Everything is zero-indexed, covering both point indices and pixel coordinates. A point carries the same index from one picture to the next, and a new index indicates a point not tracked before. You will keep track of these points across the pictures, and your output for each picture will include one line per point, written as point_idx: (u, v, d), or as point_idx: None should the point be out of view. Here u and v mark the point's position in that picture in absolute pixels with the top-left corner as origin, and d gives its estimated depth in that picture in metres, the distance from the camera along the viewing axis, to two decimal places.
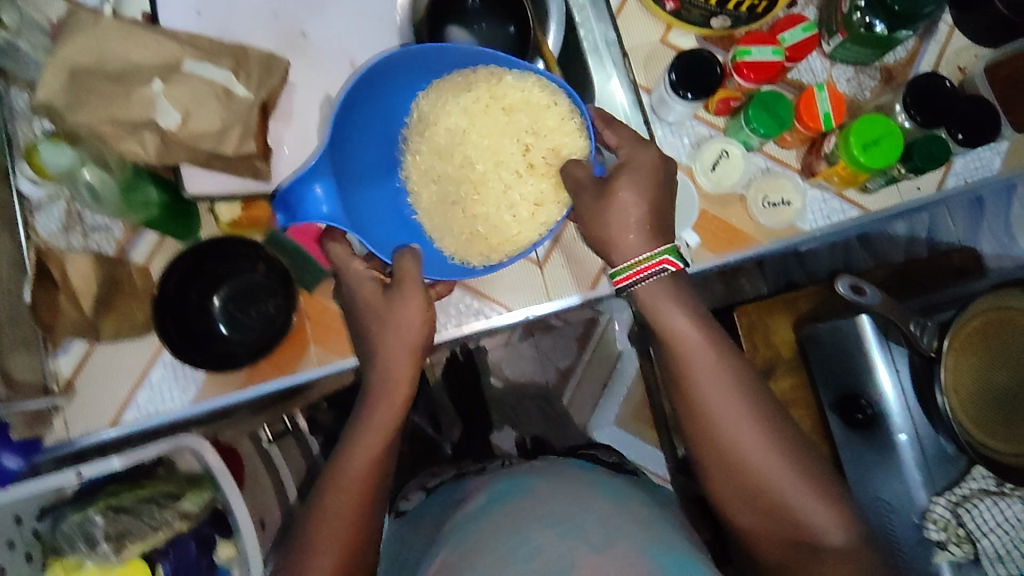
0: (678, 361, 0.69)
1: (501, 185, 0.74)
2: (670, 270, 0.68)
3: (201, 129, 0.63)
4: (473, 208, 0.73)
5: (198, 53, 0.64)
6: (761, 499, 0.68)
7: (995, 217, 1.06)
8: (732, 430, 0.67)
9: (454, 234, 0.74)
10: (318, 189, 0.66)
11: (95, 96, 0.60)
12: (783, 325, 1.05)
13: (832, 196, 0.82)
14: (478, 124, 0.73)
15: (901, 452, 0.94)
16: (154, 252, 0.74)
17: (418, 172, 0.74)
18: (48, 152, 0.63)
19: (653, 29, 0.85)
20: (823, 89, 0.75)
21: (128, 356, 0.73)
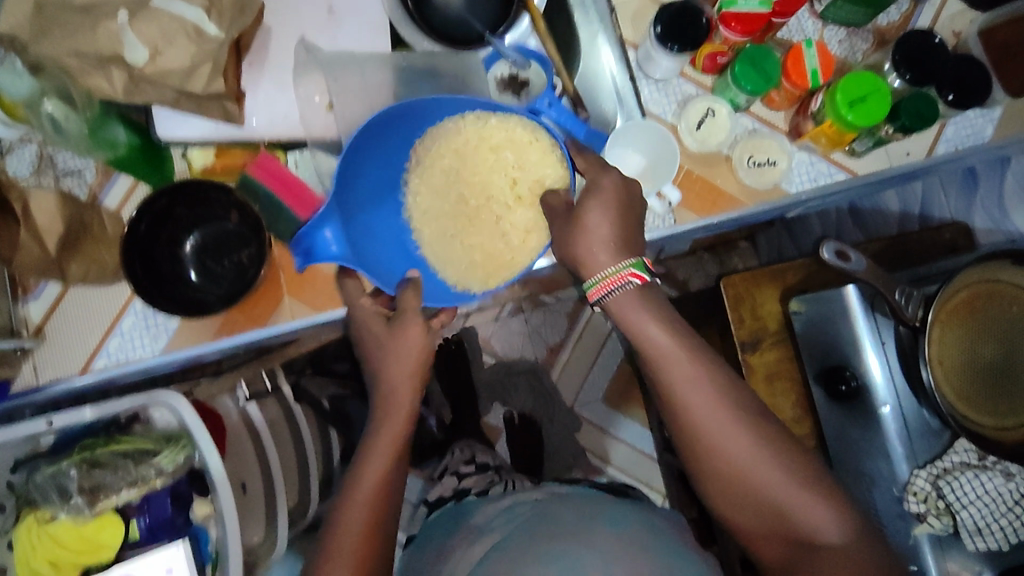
0: (656, 367, 0.68)
1: (497, 221, 0.74)
2: (636, 282, 0.67)
3: (170, 66, 0.61)
4: (469, 238, 0.74)
5: None
6: (751, 497, 0.67)
7: (989, 190, 1.05)
8: (715, 433, 0.67)
9: (457, 265, 0.74)
10: (326, 231, 0.65)
11: (63, 24, 0.58)
12: (771, 298, 1.01)
13: (820, 158, 0.80)
14: (467, 167, 0.74)
15: (883, 423, 0.94)
16: (127, 197, 0.73)
17: (419, 211, 0.74)
18: (6, 78, 0.61)
19: None
20: (811, 46, 0.73)
21: (99, 302, 0.71)
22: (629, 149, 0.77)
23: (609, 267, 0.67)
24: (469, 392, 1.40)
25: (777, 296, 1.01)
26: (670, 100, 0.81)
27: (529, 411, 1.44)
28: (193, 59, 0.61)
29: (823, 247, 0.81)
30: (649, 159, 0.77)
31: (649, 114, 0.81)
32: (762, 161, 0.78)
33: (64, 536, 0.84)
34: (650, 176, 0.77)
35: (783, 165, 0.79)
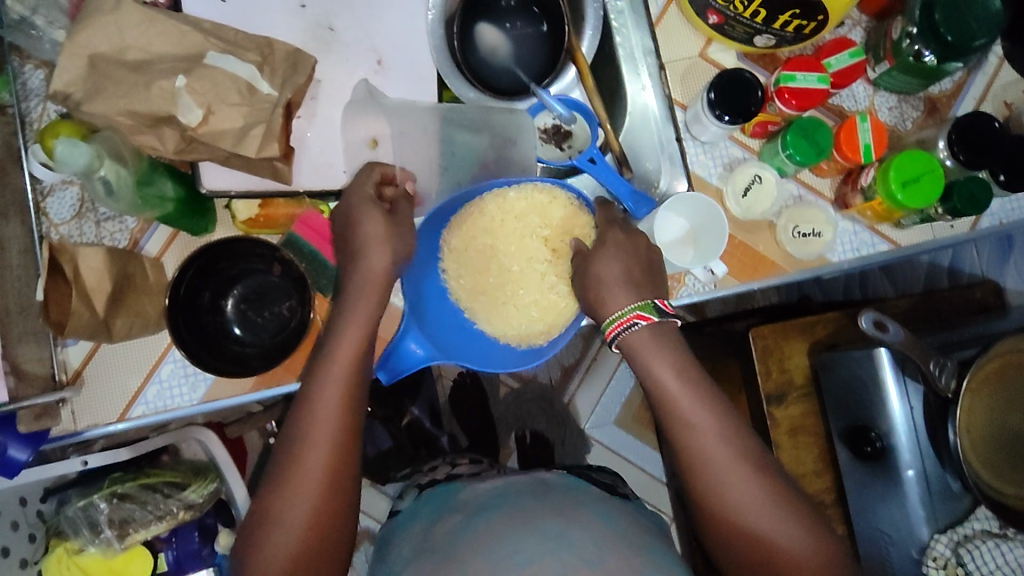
0: (667, 407, 0.68)
1: (538, 292, 0.72)
2: (643, 323, 0.68)
3: (222, 126, 0.60)
4: (521, 301, 0.72)
5: (221, 46, 0.61)
6: (752, 544, 0.65)
7: None
8: (708, 443, 0.67)
9: (514, 327, 0.72)
10: (409, 344, 0.68)
11: (110, 88, 0.58)
12: (798, 350, 1.03)
13: (864, 228, 0.79)
14: (502, 241, 0.73)
15: (905, 484, 0.92)
16: (167, 246, 0.71)
17: (464, 290, 0.73)
18: (63, 149, 0.57)
19: (694, 41, 0.82)
20: (866, 120, 0.73)
21: (137, 351, 0.70)
22: (678, 215, 0.75)
23: (621, 305, 0.68)
24: (483, 413, 1.40)
25: (805, 349, 1.03)
26: (715, 163, 0.80)
27: (542, 430, 1.43)
28: (246, 121, 0.61)
29: (862, 317, 0.81)
30: (695, 224, 0.76)
31: (695, 176, 0.79)
32: (798, 227, 0.77)
33: (93, 568, 0.86)
34: (694, 241, 0.76)
35: (826, 237, 0.78)
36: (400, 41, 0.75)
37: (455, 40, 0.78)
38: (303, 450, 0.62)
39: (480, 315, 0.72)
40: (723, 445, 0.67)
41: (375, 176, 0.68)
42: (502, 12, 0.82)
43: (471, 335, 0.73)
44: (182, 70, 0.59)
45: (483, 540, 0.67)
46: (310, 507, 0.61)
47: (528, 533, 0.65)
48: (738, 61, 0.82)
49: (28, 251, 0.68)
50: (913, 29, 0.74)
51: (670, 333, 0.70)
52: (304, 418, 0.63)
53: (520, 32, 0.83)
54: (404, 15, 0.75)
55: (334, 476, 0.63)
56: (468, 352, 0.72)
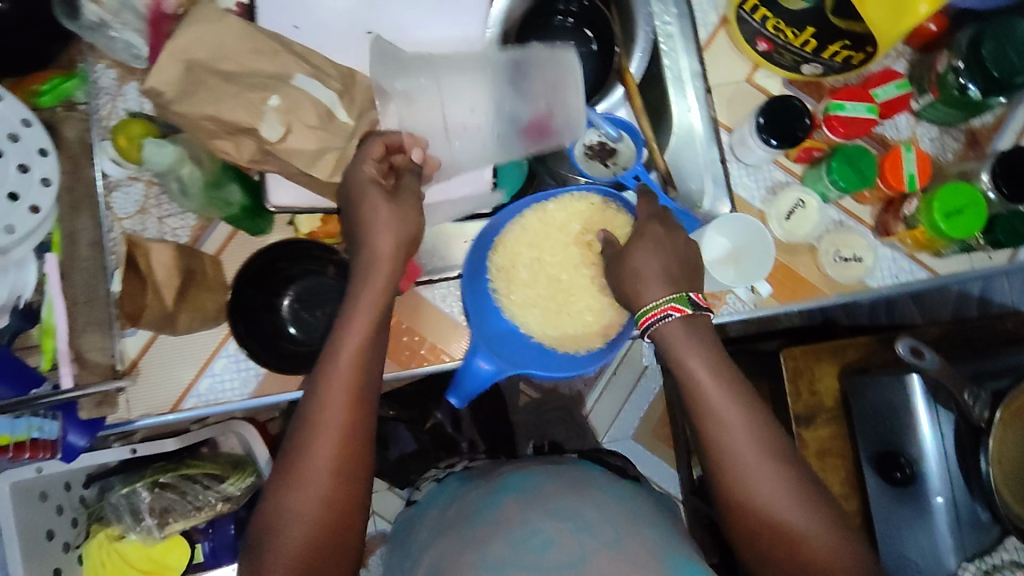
0: (694, 396, 0.68)
1: (587, 300, 0.76)
2: (678, 315, 0.69)
3: (297, 147, 0.63)
4: (574, 309, 0.75)
5: (310, 70, 0.65)
6: (774, 541, 0.64)
7: None
8: (732, 431, 0.67)
9: (572, 333, 0.75)
10: (478, 362, 0.70)
11: (203, 93, 0.62)
12: (829, 373, 1.04)
13: (903, 256, 0.81)
14: (548, 254, 0.76)
15: (933, 510, 0.92)
16: (225, 244, 0.74)
17: (517, 303, 0.74)
18: (151, 148, 0.66)
19: (740, 67, 0.84)
20: (911, 150, 0.75)
21: (193, 345, 0.73)
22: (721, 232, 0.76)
23: (655, 295, 0.69)
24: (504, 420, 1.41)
25: (836, 372, 1.04)
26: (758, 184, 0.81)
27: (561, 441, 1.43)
28: (320, 145, 0.64)
29: (899, 343, 0.82)
30: (737, 242, 0.77)
31: (738, 197, 0.81)
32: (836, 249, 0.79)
33: (133, 554, 0.87)
34: (736, 261, 0.76)
35: (864, 260, 0.79)
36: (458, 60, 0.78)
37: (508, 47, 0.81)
38: (316, 433, 0.61)
39: (534, 325, 0.74)
40: (746, 435, 0.67)
41: (375, 148, 0.64)
42: (553, 29, 0.84)
43: (530, 347, 0.73)
44: (271, 88, 0.63)
45: (502, 523, 0.67)
46: (320, 490, 0.60)
47: (545, 514, 0.66)
48: (783, 87, 0.83)
49: (97, 244, 0.71)
50: (959, 64, 0.75)
51: (712, 339, 0.70)
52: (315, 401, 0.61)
53: (570, 50, 0.83)
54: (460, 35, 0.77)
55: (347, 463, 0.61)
56: (533, 359, 0.72)
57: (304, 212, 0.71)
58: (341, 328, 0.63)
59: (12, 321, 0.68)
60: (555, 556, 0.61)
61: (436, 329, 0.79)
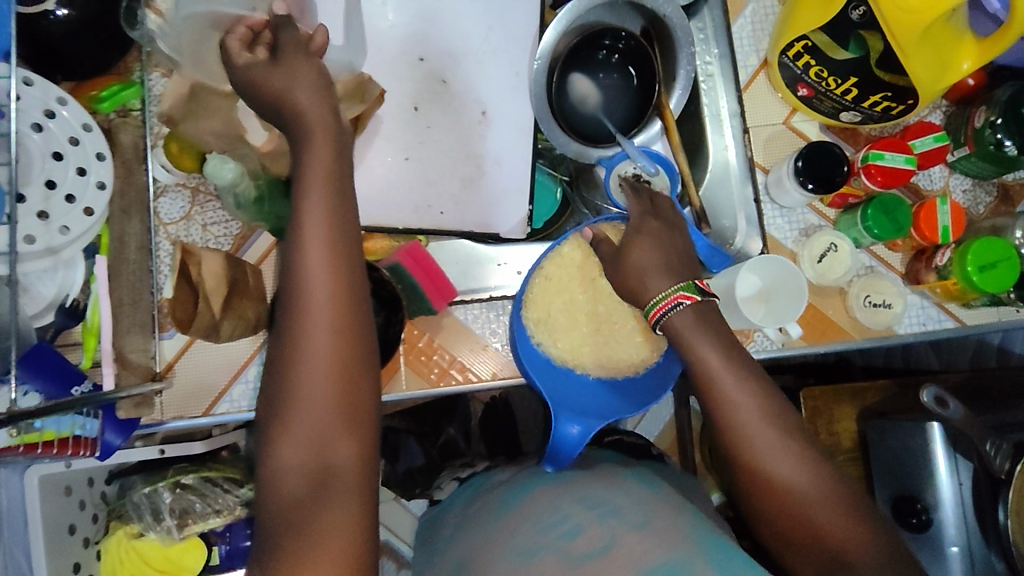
0: (709, 387, 0.68)
1: (630, 325, 0.77)
2: (688, 304, 0.69)
3: None
4: (624, 337, 0.76)
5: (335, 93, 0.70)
6: (793, 520, 0.63)
7: None
8: (745, 416, 0.67)
9: (629, 359, 0.76)
10: (568, 427, 0.69)
11: None
12: (847, 415, 1.06)
13: (932, 304, 0.82)
14: (577, 293, 0.77)
15: (948, 558, 0.91)
16: (266, 254, 0.76)
17: (568, 350, 0.75)
18: (214, 165, 0.68)
19: (779, 110, 0.85)
20: (946, 203, 0.77)
21: (228, 350, 0.74)
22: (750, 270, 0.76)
23: (662, 288, 0.69)
24: None
25: (853, 414, 1.06)
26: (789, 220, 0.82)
27: None
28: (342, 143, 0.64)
29: (924, 391, 0.83)
30: (767, 279, 0.77)
31: (771, 237, 0.82)
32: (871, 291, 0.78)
33: (150, 553, 0.87)
34: (766, 299, 0.77)
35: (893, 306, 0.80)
36: (503, 92, 0.81)
37: (554, 77, 0.84)
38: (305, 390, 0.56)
39: (591, 364, 0.75)
40: (760, 422, 0.66)
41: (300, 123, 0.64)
42: (596, 63, 0.86)
43: (591, 387, 0.75)
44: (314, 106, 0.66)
45: (528, 515, 0.67)
46: (308, 452, 0.55)
47: (571, 502, 0.67)
48: (820, 131, 0.85)
49: (145, 249, 0.73)
50: (997, 119, 0.77)
51: (732, 345, 0.70)
52: (295, 364, 0.57)
53: (611, 82, 0.86)
54: (507, 71, 0.81)
55: (340, 424, 0.56)
56: (600, 399, 0.74)
57: None
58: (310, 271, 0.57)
59: (57, 317, 0.69)
60: (583, 543, 0.60)
61: (459, 342, 0.79)
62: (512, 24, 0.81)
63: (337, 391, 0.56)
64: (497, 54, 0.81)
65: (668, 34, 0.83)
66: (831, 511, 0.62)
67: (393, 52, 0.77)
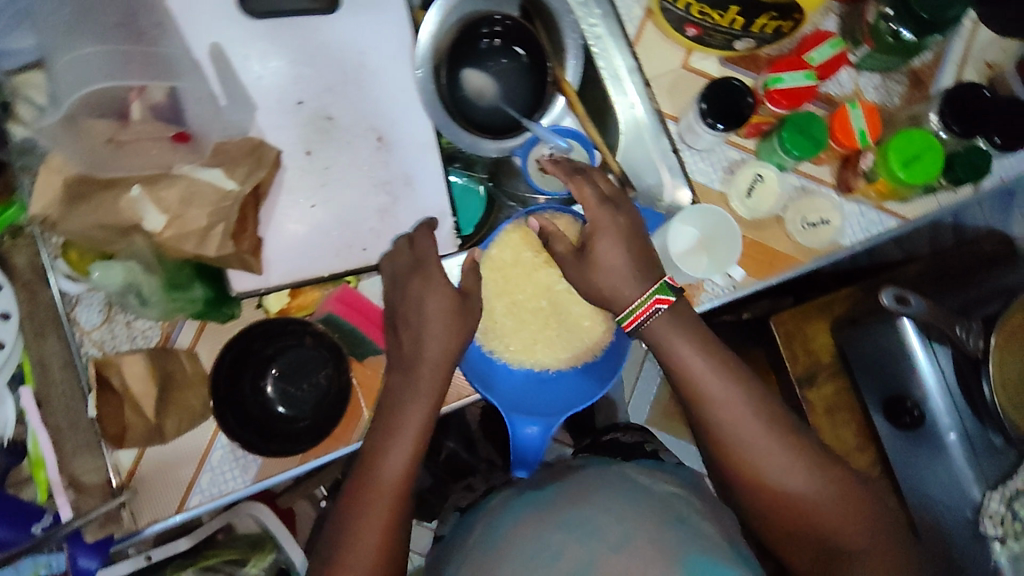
0: (694, 391, 0.69)
1: (576, 312, 0.76)
2: (665, 307, 0.69)
3: (188, 225, 0.64)
4: (573, 320, 0.76)
5: (214, 159, 0.67)
6: (792, 522, 0.67)
7: None
8: (735, 417, 0.68)
9: (582, 342, 0.75)
10: (525, 425, 0.68)
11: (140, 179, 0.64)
12: (821, 332, 1.06)
13: (870, 208, 0.81)
14: (518, 291, 0.76)
15: (948, 448, 0.92)
16: (198, 336, 0.73)
17: (521, 351, 0.74)
18: (100, 272, 0.68)
19: (674, 55, 0.83)
20: (856, 107, 0.75)
21: (185, 442, 0.70)
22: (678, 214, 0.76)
23: (638, 296, 0.68)
24: None
25: (826, 328, 1.06)
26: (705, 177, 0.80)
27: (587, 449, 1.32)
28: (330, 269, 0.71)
29: (884, 295, 0.83)
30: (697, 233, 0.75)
31: (697, 184, 0.81)
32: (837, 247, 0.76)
33: None
34: (706, 248, 0.76)
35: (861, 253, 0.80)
36: (393, 110, 0.78)
37: (442, 76, 0.79)
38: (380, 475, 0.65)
39: (547, 359, 0.74)
40: (750, 419, 0.68)
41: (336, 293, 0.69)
42: (482, 53, 0.81)
43: (549, 380, 0.73)
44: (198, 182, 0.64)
45: (517, 541, 0.65)
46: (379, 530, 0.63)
47: (550, 528, 0.64)
48: (720, 66, 0.83)
49: (69, 365, 0.70)
50: (888, 10, 0.75)
51: (683, 332, 0.70)
52: (363, 477, 0.66)
53: (503, 68, 0.82)
54: (392, 89, 0.78)
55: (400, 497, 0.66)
56: (563, 390, 0.72)
57: (272, 291, 0.73)
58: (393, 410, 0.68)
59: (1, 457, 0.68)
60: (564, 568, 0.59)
61: None
62: (383, 40, 0.77)
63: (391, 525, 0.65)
64: (374, 73, 0.78)
65: (546, 9, 0.80)
66: (829, 506, 0.66)
67: (267, 100, 0.74)
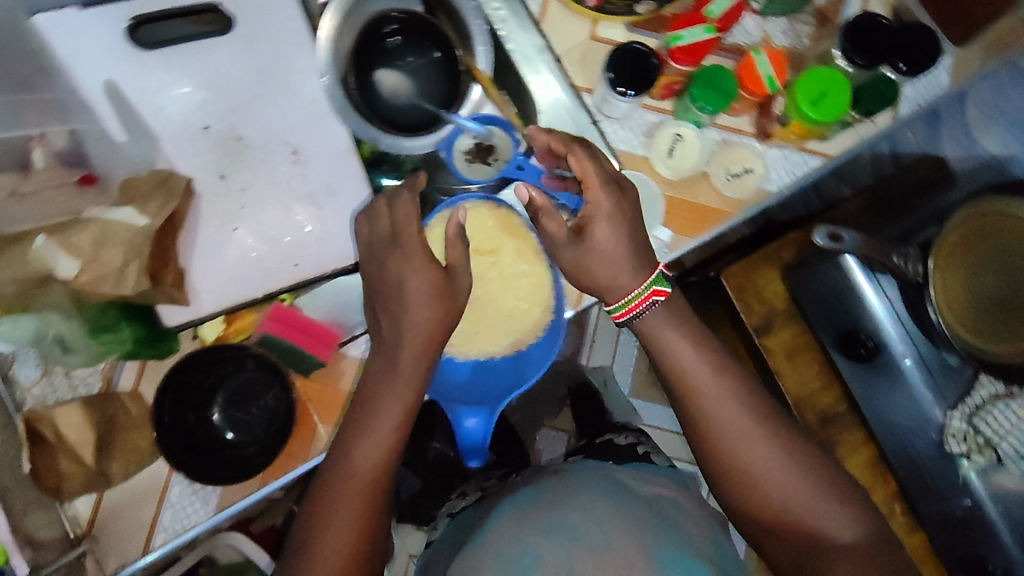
0: (670, 360, 0.70)
1: (510, 297, 0.76)
2: (662, 299, 0.70)
3: (101, 269, 0.62)
4: (505, 305, 0.76)
5: (121, 197, 0.66)
6: (793, 549, 0.65)
7: (954, 117, 0.92)
8: (706, 388, 0.69)
9: (515, 327, 0.76)
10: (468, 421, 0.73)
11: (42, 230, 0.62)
12: (771, 279, 1.03)
13: (793, 150, 0.82)
14: None
15: (904, 371, 0.95)
16: (140, 376, 0.73)
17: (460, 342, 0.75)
18: (7, 327, 0.65)
19: (581, 27, 0.83)
20: (761, 53, 0.75)
21: (140, 484, 0.71)
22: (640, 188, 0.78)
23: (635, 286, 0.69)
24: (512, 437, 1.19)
25: (777, 274, 1.03)
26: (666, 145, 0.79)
27: None
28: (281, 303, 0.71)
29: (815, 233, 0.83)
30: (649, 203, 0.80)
31: (621, 152, 0.82)
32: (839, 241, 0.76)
33: None
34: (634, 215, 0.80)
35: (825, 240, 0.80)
36: (305, 121, 0.77)
37: (350, 81, 0.78)
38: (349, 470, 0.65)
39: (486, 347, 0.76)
40: (722, 390, 0.69)
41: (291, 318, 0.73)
42: (392, 52, 0.79)
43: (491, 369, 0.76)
44: (101, 223, 0.62)
45: (493, 546, 0.66)
46: (352, 531, 0.64)
47: (534, 534, 0.65)
48: (628, 32, 0.83)
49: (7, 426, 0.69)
50: None
51: (661, 321, 0.71)
52: (331, 485, 0.65)
53: (416, 64, 0.80)
54: (302, 101, 0.76)
55: (370, 496, 0.65)
56: (503, 381, 0.76)
57: (206, 321, 0.74)
58: (369, 414, 0.67)
59: None
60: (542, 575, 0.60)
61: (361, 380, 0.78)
62: (283, 49, 0.75)
63: (359, 532, 0.64)
64: (279, 84, 0.75)
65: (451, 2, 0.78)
66: (797, 482, 0.66)
67: (172, 129, 0.73)
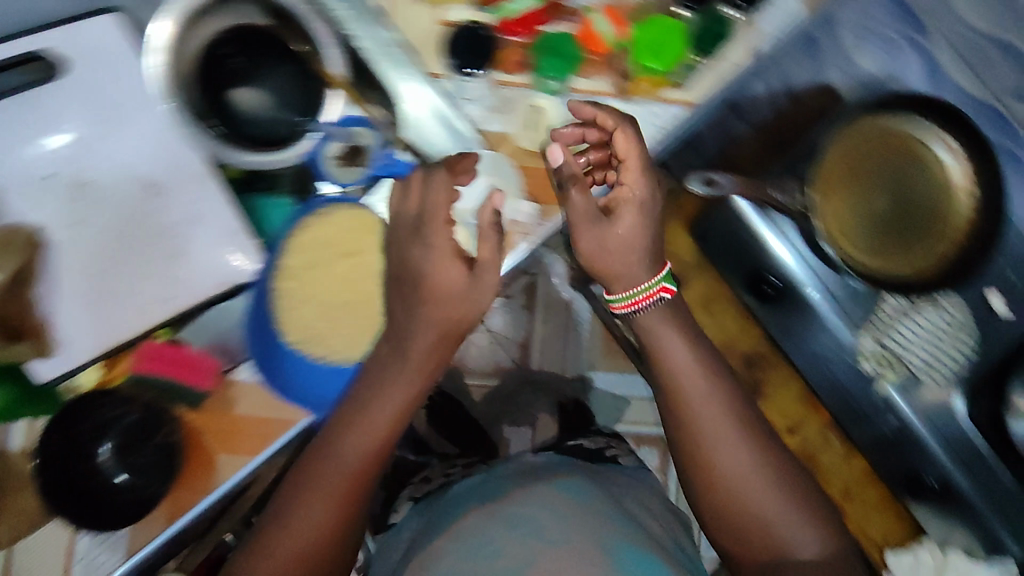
0: (655, 346, 0.72)
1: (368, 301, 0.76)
2: (668, 296, 0.72)
3: None
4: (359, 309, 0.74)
5: None
6: (750, 546, 0.70)
7: (851, 29, 0.93)
8: (688, 366, 0.71)
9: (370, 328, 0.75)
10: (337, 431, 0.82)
11: None
12: (680, 237, 1.11)
13: (654, 102, 0.78)
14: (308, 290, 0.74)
15: (816, 307, 0.99)
16: (29, 436, 0.73)
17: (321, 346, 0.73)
18: None
19: (424, 11, 0.76)
20: (593, 12, 0.77)
21: (46, 538, 0.72)
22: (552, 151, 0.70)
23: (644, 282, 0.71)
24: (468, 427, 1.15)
25: (682, 230, 1.11)
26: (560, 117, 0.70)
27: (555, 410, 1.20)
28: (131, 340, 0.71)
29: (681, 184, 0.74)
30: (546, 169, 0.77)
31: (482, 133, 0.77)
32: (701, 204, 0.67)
33: None
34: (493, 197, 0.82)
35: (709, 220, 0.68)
36: (150, 149, 0.73)
37: (205, 113, 0.74)
38: (325, 459, 0.67)
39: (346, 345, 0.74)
40: (701, 379, 0.71)
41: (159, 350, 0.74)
42: (244, 72, 0.74)
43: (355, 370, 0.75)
44: None
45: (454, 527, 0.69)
46: (331, 513, 0.67)
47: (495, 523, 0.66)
48: (474, 10, 0.76)
49: None
50: None
51: (665, 319, 0.72)
52: (314, 475, 0.67)
53: (271, 83, 0.75)
54: (148, 133, 0.72)
55: (356, 482, 0.68)
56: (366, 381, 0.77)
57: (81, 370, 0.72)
58: (362, 407, 0.68)
59: None
60: (507, 560, 0.60)
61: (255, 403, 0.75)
62: (112, 77, 0.71)
63: (341, 517, 0.67)
64: (119, 116, 0.71)
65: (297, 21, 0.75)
66: (755, 463, 0.70)
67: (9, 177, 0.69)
